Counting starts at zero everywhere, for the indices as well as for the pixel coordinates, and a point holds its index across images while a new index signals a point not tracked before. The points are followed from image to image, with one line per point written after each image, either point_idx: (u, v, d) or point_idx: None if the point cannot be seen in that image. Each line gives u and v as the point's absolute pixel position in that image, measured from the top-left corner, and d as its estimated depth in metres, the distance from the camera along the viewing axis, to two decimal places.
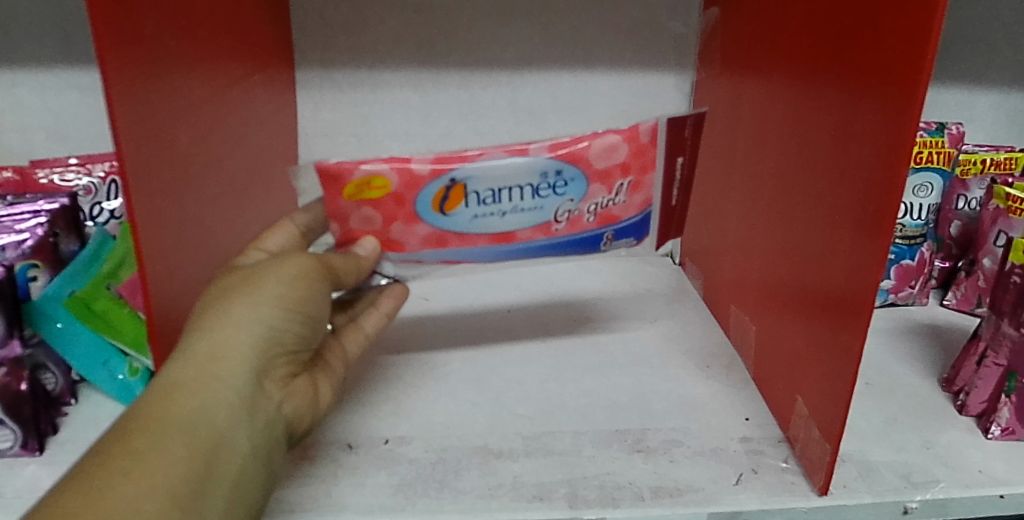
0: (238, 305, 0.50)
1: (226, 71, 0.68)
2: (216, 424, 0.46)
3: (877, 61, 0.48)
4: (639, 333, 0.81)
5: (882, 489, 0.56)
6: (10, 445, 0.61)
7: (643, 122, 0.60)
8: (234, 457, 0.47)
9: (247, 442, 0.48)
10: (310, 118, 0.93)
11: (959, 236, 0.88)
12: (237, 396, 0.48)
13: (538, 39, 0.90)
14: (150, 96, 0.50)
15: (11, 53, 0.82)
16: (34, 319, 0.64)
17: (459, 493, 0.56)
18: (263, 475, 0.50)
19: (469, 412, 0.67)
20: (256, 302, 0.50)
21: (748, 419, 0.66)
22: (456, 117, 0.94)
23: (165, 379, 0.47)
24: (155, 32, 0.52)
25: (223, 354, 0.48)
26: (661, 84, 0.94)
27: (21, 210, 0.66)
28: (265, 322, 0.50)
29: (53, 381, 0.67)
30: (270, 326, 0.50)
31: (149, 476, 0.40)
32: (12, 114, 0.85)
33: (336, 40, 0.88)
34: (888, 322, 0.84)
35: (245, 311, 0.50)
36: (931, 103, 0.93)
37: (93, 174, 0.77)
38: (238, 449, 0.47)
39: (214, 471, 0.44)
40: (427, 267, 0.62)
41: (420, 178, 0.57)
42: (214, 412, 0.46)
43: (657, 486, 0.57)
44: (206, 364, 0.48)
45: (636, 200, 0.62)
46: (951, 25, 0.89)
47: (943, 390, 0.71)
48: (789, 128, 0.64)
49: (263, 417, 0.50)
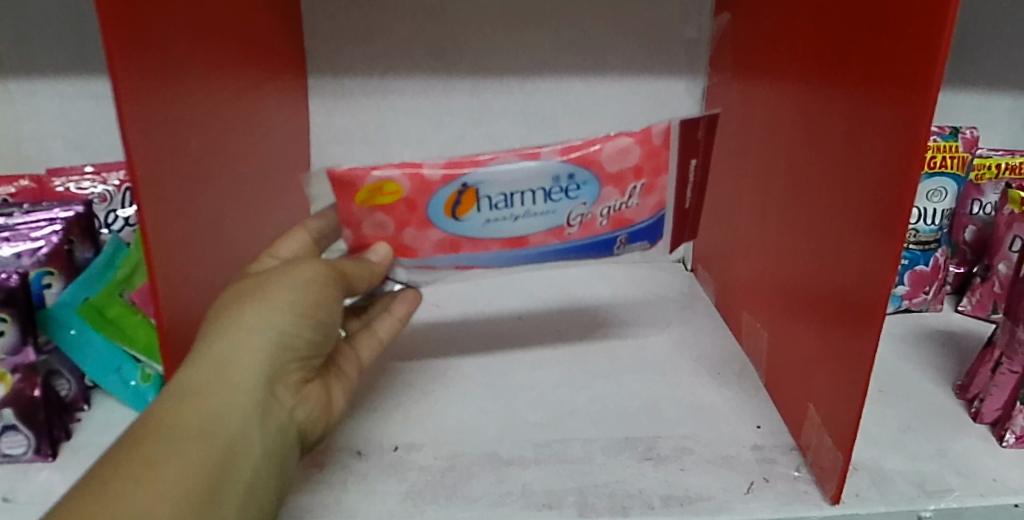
0: (248, 311, 0.50)
1: (238, 80, 0.69)
2: (228, 431, 0.46)
3: (888, 63, 0.47)
4: (650, 339, 0.81)
5: (896, 498, 0.56)
6: (24, 451, 0.62)
7: (655, 125, 0.60)
8: (246, 464, 0.47)
9: (259, 447, 0.48)
10: (322, 125, 0.93)
11: (973, 241, 0.87)
12: (249, 402, 0.48)
13: (549, 45, 0.90)
14: (161, 106, 0.51)
15: (28, 61, 0.83)
16: (48, 325, 0.65)
17: (470, 500, 0.56)
18: (276, 480, 0.50)
19: (480, 419, 0.67)
20: (267, 309, 0.51)
21: (760, 426, 0.66)
22: (467, 123, 0.94)
23: (177, 385, 0.47)
24: (167, 41, 0.52)
25: (235, 360, 0.48)
26: (673, 90, 0.93)
27: (37, 218, 0.67)
28: (276, 328, 0.50)
29: (67, 387, 0.67)
30: (281, 332, 0.51)
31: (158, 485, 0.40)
32: (28, 122, 0.86)
33: (347, 47, 0.89)
34: (902, 328, 0.83)
35: (256, 317, 0.50)
36: (946, 107, 0.92)
37: (108, 181, 0.78)
38: (250, 455, 0.47)
39: (226, 477, 0.45)
40: (440, 272, 0.62)
41: (433, 183, 0.58)
42: (226, 419, 0.46)
43: (667, 494, 0.56)
44: (217, 371, 0.48)
45: (649, 203, 0.61)
46: (966, 27, 0.88)
47: (957, 398, 0.70)
48: (801, 130, 0.64)
49: (275, 422, 0.50)
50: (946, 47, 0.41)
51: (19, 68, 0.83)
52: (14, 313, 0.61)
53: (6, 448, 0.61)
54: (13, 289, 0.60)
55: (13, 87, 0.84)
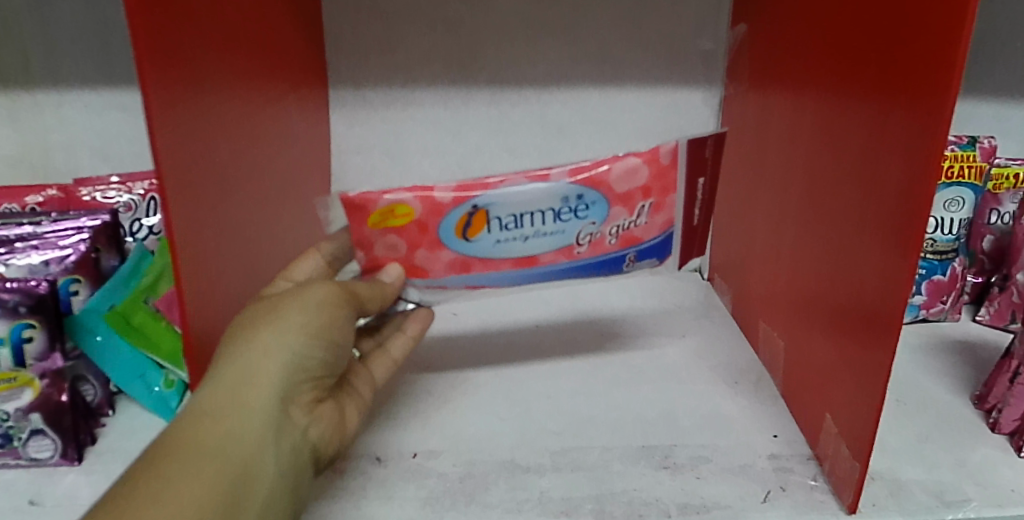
0: (263, 332, 0.51)
1: (262, 92, 0.70)
2: (243, 452, 0.47)
3: (901, 91, 0.48)
4: (667, 348, 0.82)
5: (913, 509, 0.56)
6: (51, 454, 0.63)
7: (663, 144, 0.61)
8: (261, 484, 0.47)
9: (274, 467, 0.49)
10: (343, 135, 0.94)
11: (992, 251, 0.87)
12: (263, 423, 0.49)
13: (567, 55, 0.90)
14: (188, 117, 0.52)
15: (56, 73, 0.85)
16: (76, 332, 0.66)
17: (487, 507, 0.56)
18: (290, 501, 0.51)
19: (498, 427, 0.67)
20: (281, 330, 0.51)
21: (777, 435, 0.66)
22: (485, 133, 0.95)
23: (192, 406, 0.48)
24: (195, 55, 0.53)
25: (250, 381, 0.49)
26: (691, 100, 0.94)
27: (65, 226, 0.69)
28: (289, 349, 0.51)
29: (92, 392, 0.69)
30: (295, 353, 0.51)
31: (175, 503, 0.41)
32: (56, 133, 0.88)
33: (368, 59, 0.90)
34: (919, 338, 0.83)
35: (271, 338, 0.51)
36: (964, 117, 0.93)
37: (133, 191, 0.79)
38: (265, 475, 0.48)
39: (241, 497, 0.46)
40: (451, 292, 0.63)
41: (443, 206, 0.58)
42: (241, 440, 0.47)
43: (684, 502, 0.57)
44: (233, 392, 0.49)
45: (658, 221, 0.62)
46: (984, 38, 0.88)
47: (975, 408, 0.69)
48: (817, 149, 0.64)
49: (289, 442, 0.51)
50: (957, 84, 0.42)
51: (49, 80, 0.85)
52: (42, 319, 0.61)
53: (34, 452, 0.63)
54: (42, 296, 0.61)
55: (42, 98, 0.86)
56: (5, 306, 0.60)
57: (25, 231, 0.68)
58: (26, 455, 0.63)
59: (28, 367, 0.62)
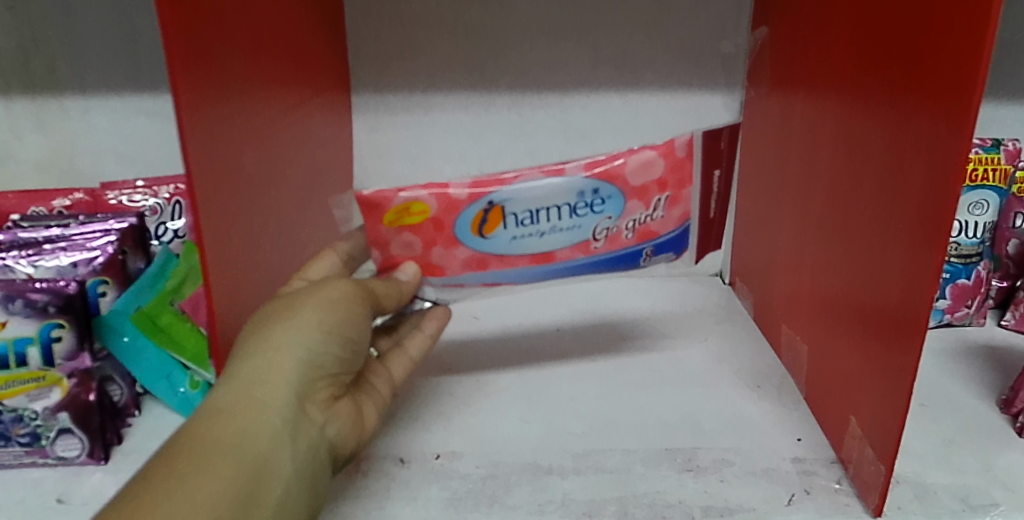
0: (278, 329, 0.51)
1: (288, 95, 0.71)
2: (258, 448, 0.47)
3: (924, 85, 0.48)
4: (688, 352, 0.81)
5: (939, 512, 0.55)
6: (78, 453, 0.64)
7: (678, 137, 0.61)
8: (277, 479, 0.48)
9: (290, 463, 0.49)
10: (365, 140, 0.95)
11: (1016, 255, 0.86)
12: (279, 419, 0.49)
13: (587, 60, 0.91)
14: (218, 118, 0.53)
15: (85, 80, 0.86)
16: (103, 333, 0.68)
17: (511, 509, 0.56)
18: (306, 498, 0.51)
19: (521, 429, 0.67)
20: (296, 326, 0.51)
21: (801, 439, 0.66)
22: (506, 138, 0.95)
23: (208, 405, 0.49)
24: (223, 57, 0.54)
25: (265, 378, 0.50)
26: (712, 104, 0.94)
27: (93, 229, 0.71)
28: (304, 346, 0.51)
29: (119, 393, 0.70)
30: (310, 350, 0.51)
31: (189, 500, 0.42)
32: (83, 138, 0.89)
33: (390, 64, 0.91)
34: (944, 343, 0.82)
35: (285, 335, 0.51)
36: (989, 119, 0.92)
37: (159, 195, 0.81)
38: (281, 471, 0.48)
39: (257, 495, 0.46)
40: (467, 289, 0.63)
41: (459, 202, 0.59)
42: (257, 437, 0.48)
43: (708, 505, 0.57)
44: (249, 389, 0.49)
45: (675, 214, 0.62)
46: (1008, 40, 0.87)
47: (1001, 413, 0.69)
48: (839, 145, 0.64)
49: (306, 441, 0.51)
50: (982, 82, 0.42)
51: (77, 87, 0.86)
52: (71, 320, 0.62)
53: (62, 451, 0.63)
54: (71, 296, 0.62)
55: (70, 104, 0.87)
56: (34, 306, 0.61)
57: (54, 233, 0.70)
58: (54, 454, 0.63)
59: (57, 366, 0.63)
